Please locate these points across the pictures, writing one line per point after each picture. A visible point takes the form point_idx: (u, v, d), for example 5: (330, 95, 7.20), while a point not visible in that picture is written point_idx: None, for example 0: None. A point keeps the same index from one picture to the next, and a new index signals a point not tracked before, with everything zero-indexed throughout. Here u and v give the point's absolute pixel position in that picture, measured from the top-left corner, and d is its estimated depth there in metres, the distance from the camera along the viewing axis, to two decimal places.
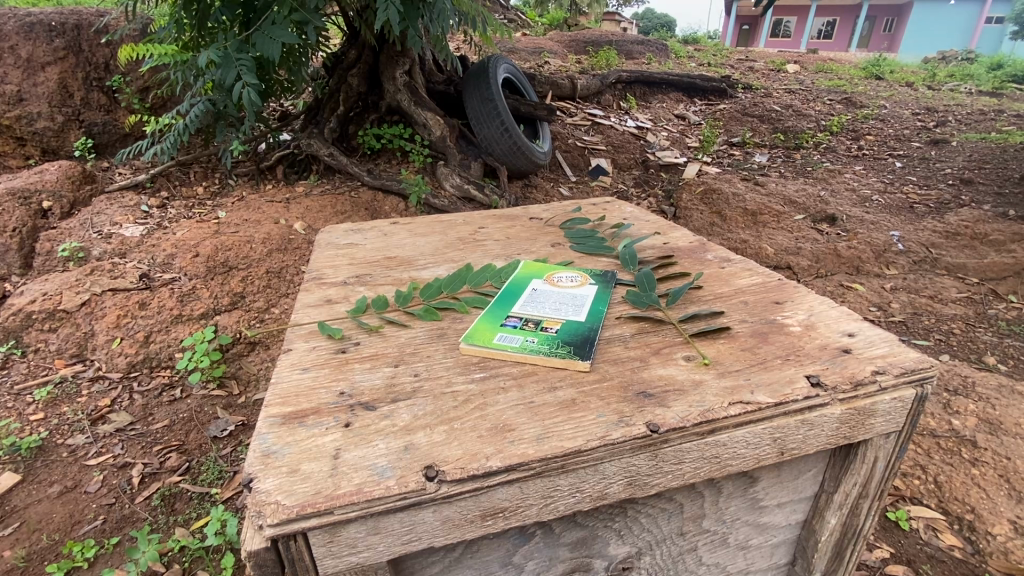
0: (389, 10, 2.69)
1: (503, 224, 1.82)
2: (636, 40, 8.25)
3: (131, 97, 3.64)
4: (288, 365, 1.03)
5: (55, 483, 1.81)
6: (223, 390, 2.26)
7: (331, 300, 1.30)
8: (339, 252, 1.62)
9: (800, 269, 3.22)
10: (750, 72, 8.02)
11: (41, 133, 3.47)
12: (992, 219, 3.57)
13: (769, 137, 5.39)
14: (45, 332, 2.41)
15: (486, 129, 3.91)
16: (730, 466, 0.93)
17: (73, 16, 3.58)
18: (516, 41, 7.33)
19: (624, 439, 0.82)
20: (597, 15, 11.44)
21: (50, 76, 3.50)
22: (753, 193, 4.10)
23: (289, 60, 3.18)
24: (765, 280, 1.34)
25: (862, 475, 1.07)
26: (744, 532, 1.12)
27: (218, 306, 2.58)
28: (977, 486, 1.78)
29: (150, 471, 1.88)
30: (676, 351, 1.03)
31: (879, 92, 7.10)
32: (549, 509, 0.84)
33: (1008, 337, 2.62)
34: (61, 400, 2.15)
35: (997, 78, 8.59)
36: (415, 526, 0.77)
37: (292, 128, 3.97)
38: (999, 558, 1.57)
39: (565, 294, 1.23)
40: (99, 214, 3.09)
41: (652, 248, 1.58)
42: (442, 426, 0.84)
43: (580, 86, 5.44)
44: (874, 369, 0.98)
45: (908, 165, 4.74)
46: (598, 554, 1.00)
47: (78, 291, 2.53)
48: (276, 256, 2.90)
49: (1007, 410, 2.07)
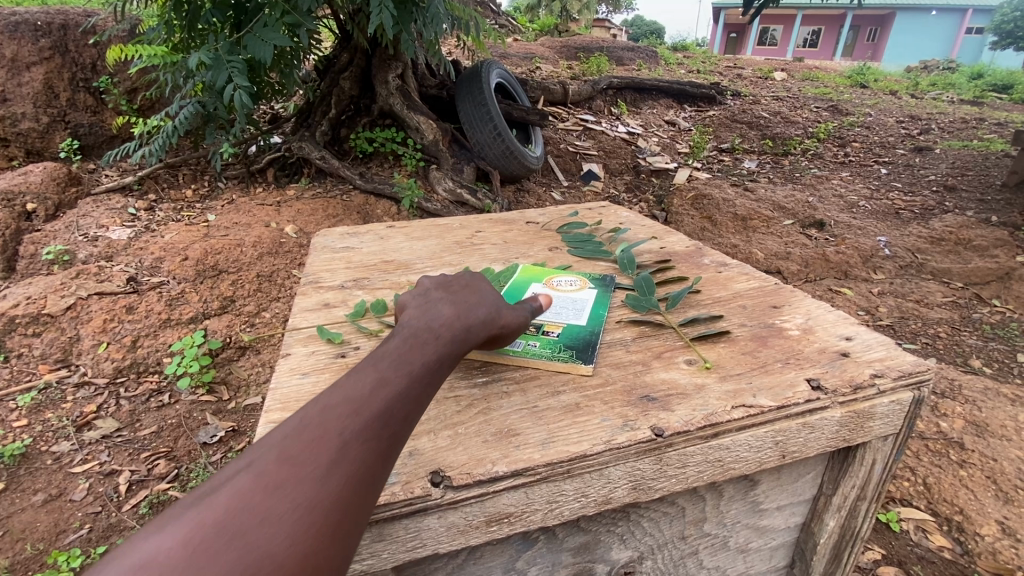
0: (383, 13, 2.68)
1: (501, 228, 1.81)
2: (626, 47, 8.36)
3: (118, 98, 3.60)
4: (287, 371, 1.01)
5: (39, 492, 1.78)
6: (212, 395, 2.22)
7: (328, 304, 1.29)
8: (335, 256, 1.60)
9: (789, 274, 3.25)
10: (740, 79, 8.16)
11: (25, 134, 3.42)
12: (974, 225, 3.66)
13: (758, 143, 5.46)
14: (28, 337, 2.36)
15: (479, 133, 3.92)
16: (732, 470, 0.93)
17: (59, 16, 3.56)
18: (507, 46, 7.38)
19: (630, 443, 0.82)
20: (587, 20, 11.71)
21: (34, 76, 3.47)
22: (742, 199, 4.14)
23: (280, 63, 3.13)
24: (762, 284, 1.35)
25: (860, 478, 1.08)
26: (744, 535, 1.12)
27: (207, 310, 2.55)
28: (965, 487, 1.80)
29: (138, 479, 1.84)
30: (677, 355, 1.04)
31: (865, 100, 7.25)
32: (554, 515, 0.84)
33: (992, 341, 2.67)
34: (45, 406, 2.10)
35: (977, 87, 8.86)
36: (419, 532, 0.77)
37: (283, 130, 3.94)
38: (987, 559, 1.59)
39: (565, 297, 1.23)
40: (85, 217, 3.04)
41: (650, 252, 1.58)
42: (447, 431, 0.84)
43: (571, 92, 5.47)
44: (873, 372, 0.99)
45: (893, 172, 4.81)
46: (599, 559, 1.00)
47: (62, 295, 2.49)
48: (267, 259, 2.87)
49: (993, 413, 2.11)
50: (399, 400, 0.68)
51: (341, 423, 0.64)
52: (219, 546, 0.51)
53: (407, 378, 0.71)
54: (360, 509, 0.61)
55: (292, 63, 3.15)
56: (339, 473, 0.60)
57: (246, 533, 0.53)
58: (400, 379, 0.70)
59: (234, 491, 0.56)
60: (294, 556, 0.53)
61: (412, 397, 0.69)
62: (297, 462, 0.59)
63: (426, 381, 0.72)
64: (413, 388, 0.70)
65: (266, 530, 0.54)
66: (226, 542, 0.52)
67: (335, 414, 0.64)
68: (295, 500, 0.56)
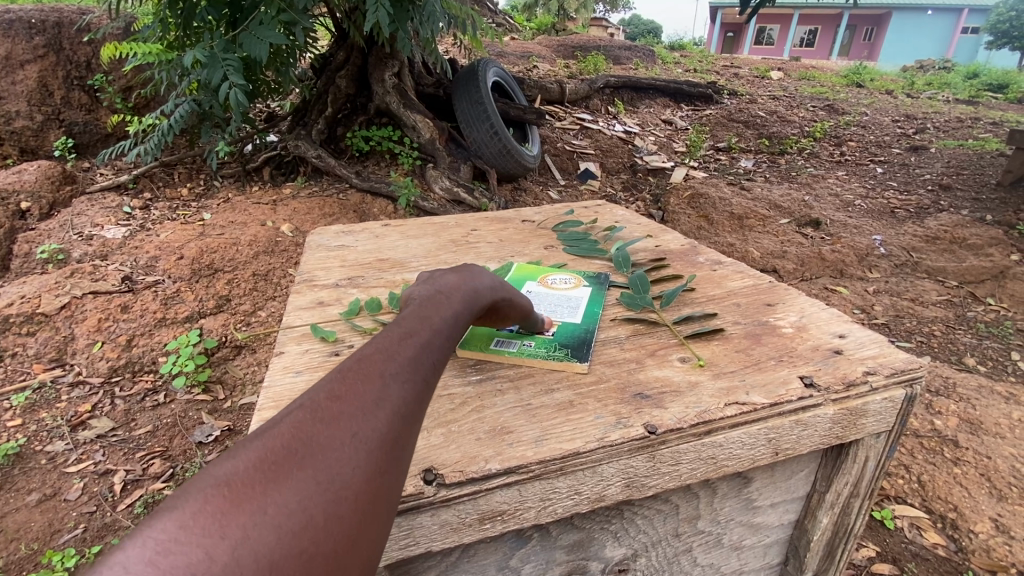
0: (379, 12, 2.67)
1: (496, 226, 1.81)
2: (623, 46, 8.36)
3: (113, 96, 3.58)
4: (280, 369, 1.01)
5: (33, 491, 1.77)
6: (208, 394, 2.21)
7: (322, 302, 1.29)
8: (330, 254, 1.60)
9: (785, 272, 3.26)
10: (736, 78, 8.18)
11: (19, 133, 3.40)
12: (969, 224, 3.67)
13: (754, 142, 5.47)
14: (22, 336, 2.35)
15: (476, 132, 3.91)
16: (726, 467, 0.93)
17: (54, 15, 3.54)
18: (505, 45, 7.37)
19: (623, 441, 0.82)
20: (585, 19, 11.68)
21: (29, 75, 3.45)
22: (739, 198, 4.14)
23: (276, 62, 3.12)
24: (757, 282, 1.35)
25: (853, 475, 1.08)
26: (737, 532, 1.12)
27: (203, 309, 2.54)
28: (959, 485, 1.81)
29: (133, 478, 1.84)
30: (671, 353, 1.04)
31: (861, 99, 7.27)
32: (547, 513, 0.83)
33: (987, 339, 2.68)
34: (39, 406, 2.09)
35: (973, 87, 8.88)
36: (412, 530, 0.76)
37: (279, 129, 3.93)
38: (981, 556, 1.60)
39: (560, 296, 1.23)
40: (79, 216, 3.03)
41: (645, 250, 1.58)
42: (440, 428, 0.84)
43: (569, 91, 5.47)
44: (866, 369, 1.00)
45: (889, 171, 4.82)
46: (593, 557, 1.00)
47: (57, 294, 2.47)
48: (262, 258, 2.86)
49: (986, 411, 2.12)
50: (430, 346, 0.66)
51: (381, 362, 0.60)
52: (279, 473, 0.47)
53: (434, 329, 0.69)
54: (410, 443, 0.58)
55: (288, 61, 3.14)
56: (389, 406, 0.56)
57: (307, 459, 0.49)
58: (427, 329, 0.69)
59: (285, 423, 0.51)
60: (357, 482, 0.50)
61: (440, 344, 0.68)
62: (344, 394, 0.55)
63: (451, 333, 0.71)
64: (440, 337, 0.69)
65: (327, 456, 0.49)
66: (285, 469, 0.47)
67: (373, 355, 0.61)
68: (350, 429, 0.52)
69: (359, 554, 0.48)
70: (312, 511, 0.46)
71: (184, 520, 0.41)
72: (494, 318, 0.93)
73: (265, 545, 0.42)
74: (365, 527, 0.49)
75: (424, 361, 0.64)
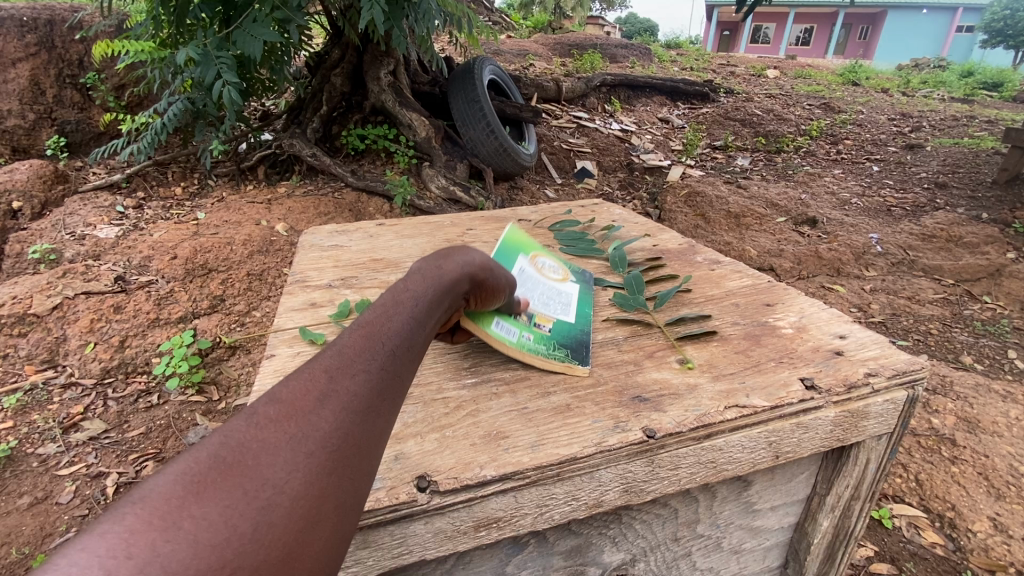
0: (374, 9, 2.64)
1: (493, 226, 1.79)
2: (619, 44, 8.34)
3: (105, 95, 3.53)
4: (271, 372, 0.99)
5: (24, 495, 1.74)
6: (201, 396, 2.18)
7: (315, 304, 1.26)
8: (324, 254, 1.58)
9: (782, 271, 3.25)
10: (732, 77, 8.17)
11: (11, 132, 3.36)
12: (966, 222, 3.67)
13: (751, 141, 5.46)
14: (14, 337, 2.31)
15: (472, 130, 3.89)
16: (726, 471, 0.91)
17: (46, 12, 3.50)
18: (501, 43, 7.34)
19: (621, 445, 0.81)
20: (581, 19, 11.63)
21: (20, 73, 3.42)
22: (735, 196, 4.13)
23: (270, 59, 3.09)
24: (755, 281, 1.33)
25: (854, 477, 1.07)
26: (737, 536, 1.10)
27: (196, 309, 2.52)
28: (957, 484, 1.80)
29: (125, 481, 1.81)
30: (669, 355, 1.02)
31: (856, 97, 7.28)
32: (544, 519, 0.82)
33: (984, 337, 2.68)
34: (30, 408, 2.06)
35: (968, 86, 8.91)
36: (405, 539, 0.74)
37: (273, 128, 3.89)
38: (979, 555, 1.59)
39: (551, 285, 1.18)
40: (71, 215, 3.00)
41: (642, 250, 1.57)
42: (434, 434, 0.82)
43: (565, 89, 5.45)
44: (867, 371, 0.98)
45: (885, 169, 4.82)
46: (591, 562, 0.98)
47: (49, 295, 2.44)
48: (257, 258, 2.84)
49: (984, 409, 2.11)
50: (388, 335, 0.63)
51: (328, 359, 0.57)
52: (206, 483, 0.44)
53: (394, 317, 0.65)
54: (365, 438, 0.55)
55: (282, 59, 3.12)
56: (334, 404, 0.54)
57: (236, 468, 0.46)
58: (386, 318, 0.65)
59: (216, 432, 0.48)
60: (296, 486, 0.47)
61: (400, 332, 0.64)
62: (285, 397, 0.53)
63: (414, 319, 0.67)
64: (401, 325, 0.65)
65: (260, 463, 0.47)
66: (211, 479, 0.45)
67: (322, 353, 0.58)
68: (288, 431, 0.50)
69: (302, 561, 0.46)
70: (239, 522, 0.43)
71: (89, 541, 0.38)
72: (472, 303, 0.86)
73: (180, 560, 0.39)
74: (309, 532, 0.47)
75: (379, 352, 0.60)
